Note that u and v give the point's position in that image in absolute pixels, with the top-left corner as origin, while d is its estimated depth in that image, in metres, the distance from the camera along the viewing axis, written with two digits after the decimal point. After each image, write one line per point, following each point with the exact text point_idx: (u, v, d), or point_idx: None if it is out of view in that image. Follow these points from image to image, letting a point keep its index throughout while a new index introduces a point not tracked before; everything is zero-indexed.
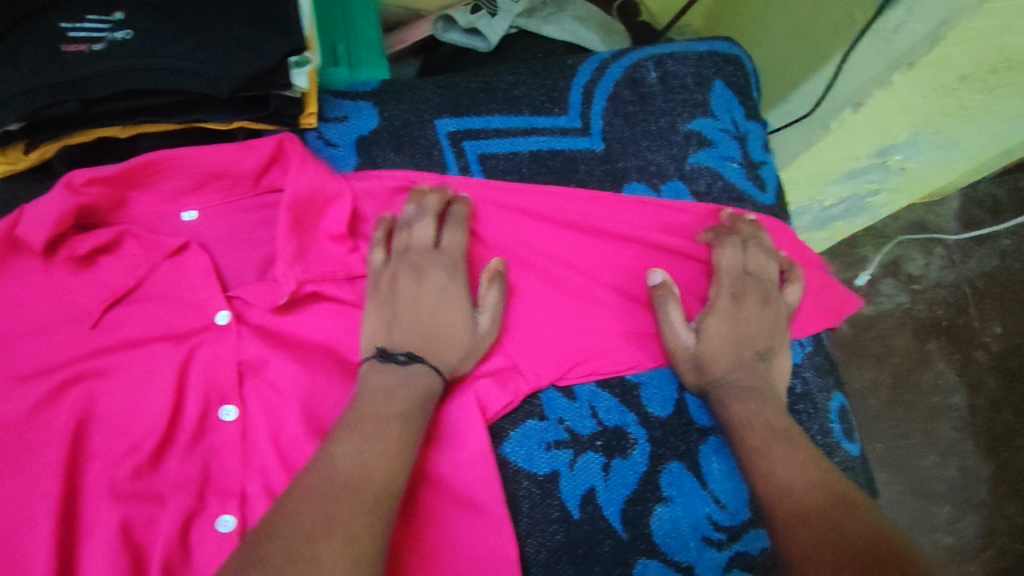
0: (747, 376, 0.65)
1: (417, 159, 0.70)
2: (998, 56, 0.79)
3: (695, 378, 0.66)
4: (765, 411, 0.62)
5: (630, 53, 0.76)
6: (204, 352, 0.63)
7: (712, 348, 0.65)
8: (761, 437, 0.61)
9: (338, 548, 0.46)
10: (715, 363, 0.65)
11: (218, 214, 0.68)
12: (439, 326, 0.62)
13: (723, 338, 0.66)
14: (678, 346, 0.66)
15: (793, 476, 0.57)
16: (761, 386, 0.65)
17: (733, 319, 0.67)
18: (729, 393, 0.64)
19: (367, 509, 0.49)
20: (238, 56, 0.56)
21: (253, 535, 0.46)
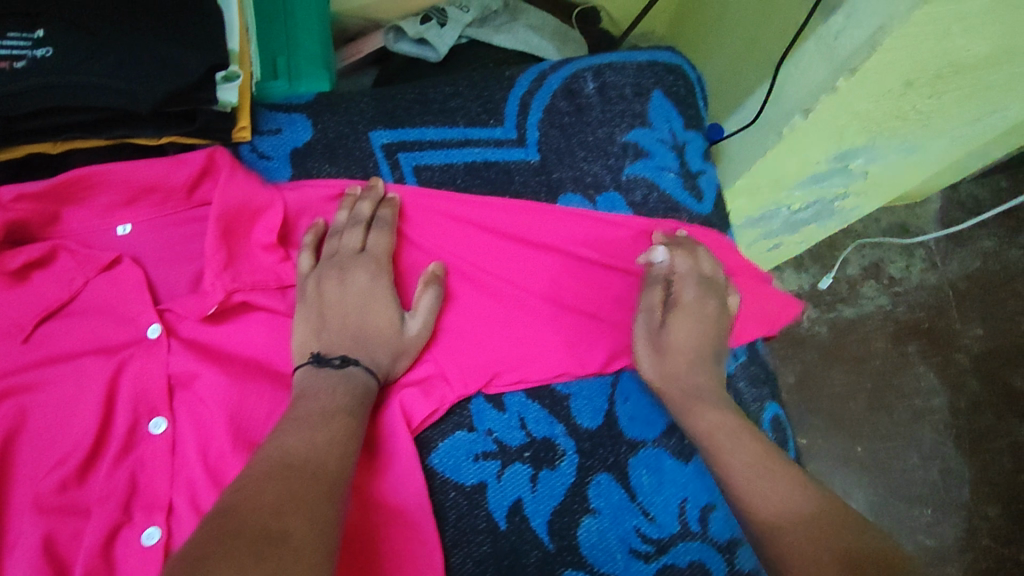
0: (707, 380, 0.66)
1: (352, 171, 0.71)
2: (939, 61, 0.78)
3: (659, 381, 0.66)
4: (731, 424, 0.63)
5: (568, 64, 0.76)
6: (133, 366, 0.63)
7: (676, 351, 0.66)
8: (738, 450, 0.61)
9: (304, 527, 0.48)
10: (676, 365, 0.66)
11: (153, 227, 0.68)
12: (365, 331, 0.63)
13: (686, 342, 0.66)
14: (644, 350, 0.67)
15: (777, 504, 0.56)
16: (720, 391, 0.65)
17: (695, 320, 0.67)
18: (692, 398, 0.64)
19: (323, 495, 0.51)
20: (154, 66, 0.56)
21: (216, 513, 0.47)
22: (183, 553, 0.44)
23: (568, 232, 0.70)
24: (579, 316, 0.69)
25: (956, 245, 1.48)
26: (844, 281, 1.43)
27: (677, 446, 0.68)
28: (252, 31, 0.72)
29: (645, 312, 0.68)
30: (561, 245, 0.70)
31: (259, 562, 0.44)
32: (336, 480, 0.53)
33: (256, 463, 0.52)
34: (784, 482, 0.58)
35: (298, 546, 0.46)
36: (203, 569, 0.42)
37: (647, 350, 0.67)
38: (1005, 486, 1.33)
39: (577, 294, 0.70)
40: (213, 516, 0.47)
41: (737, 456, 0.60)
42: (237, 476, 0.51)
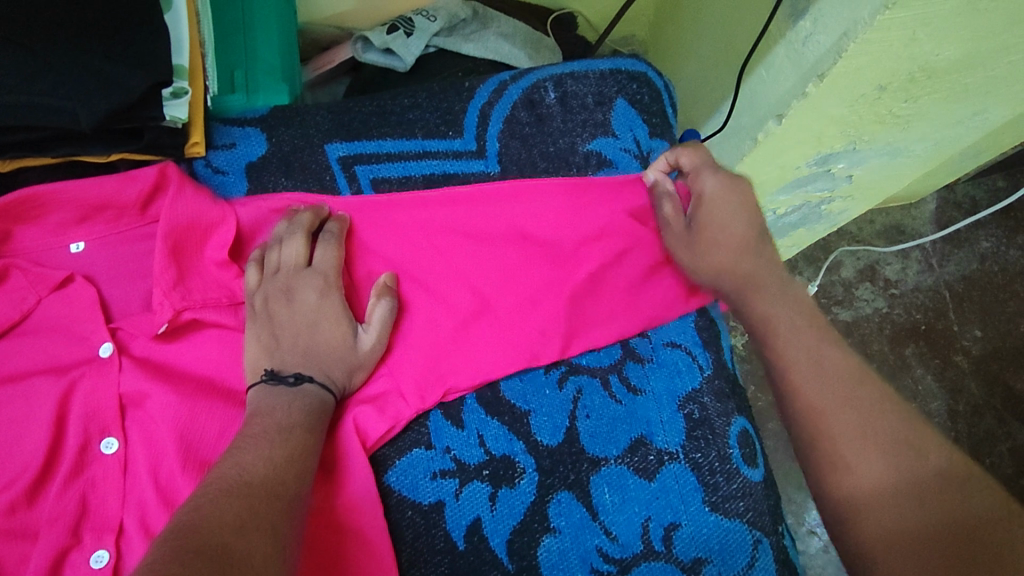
0: (756, 269, 0.67)
1: (308, 183, 0.71)
2: (911, 65, 0.76)
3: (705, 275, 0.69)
4: (790, 311, 0.65)
5: (529, 73, 0.76)
6: (84, 385, 0.62)
7: (713, 245, 0.67)
8: (795, 347, 0.63)
9: (267, 549, 0.46)
10: (720, 253, 0.67)
11: (105, 245, 0.67)
12: (316, 346, 0.61)
13: (723, 229, 0.67)
14: (682, 248, 0.69)
15: (856, 453, 0.56)
16: (777, 279, 0.67)
17: (724, 212, 0.67)
18: (744, 287, 0.67)
19: (284, 515, 0.50)
20: (96, 84, 0.55)
21: (169, 536, 0.44)
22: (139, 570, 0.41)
23: (524, 227, 0.70)
24: (536, 316, 0.68)
25: (953, 247, 1.45)
26: (839, 284, 1.40)
27: (640, 463, 0.66)
28: (209, 44, 0.71)
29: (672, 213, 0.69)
30: (514, 243, 0.70)
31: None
32: (292, 497, 0.52)
33: (212, 483, 0.50)
34: (861, 428, 0.57)
35: (259, 565, 0.45)
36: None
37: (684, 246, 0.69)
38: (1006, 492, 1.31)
39: (534, 294, 0.68)
40: (168, 536, 0.45)
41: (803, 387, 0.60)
42: (191, 495, 0.49)
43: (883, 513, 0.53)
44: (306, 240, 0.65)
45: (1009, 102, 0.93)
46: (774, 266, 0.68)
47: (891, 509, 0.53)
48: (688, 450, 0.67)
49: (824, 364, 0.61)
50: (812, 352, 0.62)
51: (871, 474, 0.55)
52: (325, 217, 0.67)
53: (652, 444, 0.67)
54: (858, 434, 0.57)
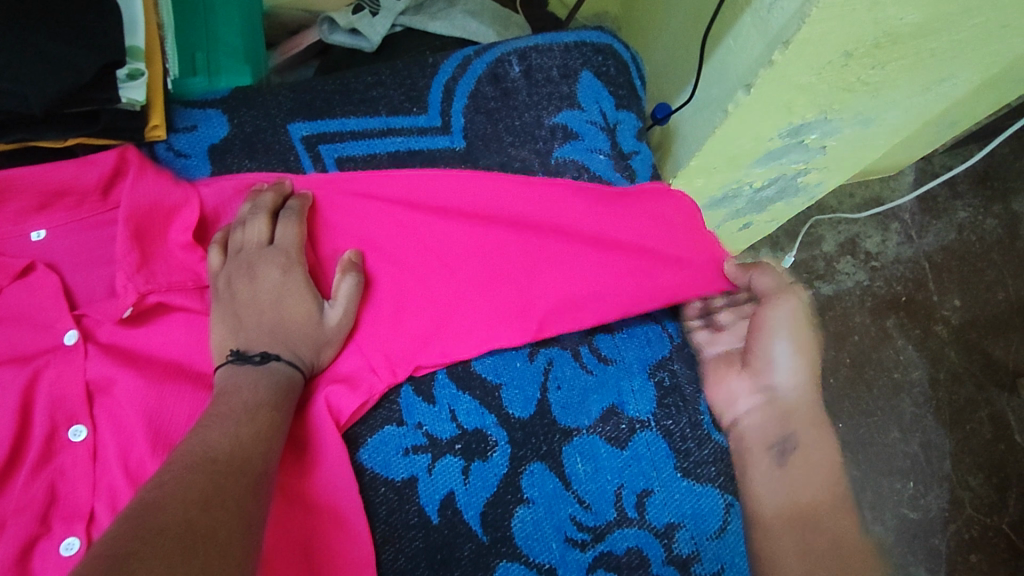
0: (805, 403, 0.71)
1: (272, 164, 0.71)
2: (875, 29, 0.76)
3: (778, 378, 0.71)
4: (781, 422, 0.69)
5: (493, 47, 0.75)
6: (49, 373, 0.62)
7: (797, 365, 0.71)
8: (771, 409, 0.70)
9: (232, 524, 0.47)
10: (798, 368, 0.71)
11: (68, 232, 0.66)
12: (281, 323, 0.61)
13: (807, 361, 0.71)
14: (772, 326, 0.71)
15: (786, 491, 0.67)
16: (790, 416, 0.70)
17: (810, 351, 0.71)
18: (790, 414, 0.70)
19: (250, 489, 0.50)
20: (43, 65, 0.54)
21: (131, 513, 0.45)
22: (97, 549, 0.41)
23: (491, 197, 0.70)
24: (512, 285, 0.68)
25: (931, 217, 1.45)
26: (820, 258, 1.41)
27: (613, 432, 0.66)
28: (167, 26, 0.70)
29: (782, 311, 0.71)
30: (483, 215, 0.70)
31: (185, 559, 0.42)
32: (259, 474, 0.52)
33: (175, 460, 0.50)
34: (800, 478, 0.67)
35: (224, 541, 0.45)
36: (133, 565, 0.40)
37: (776, 335, 0.71)
38: (987, 457, 1.33)
39: (509, 264, 0.69)
40: (130, 512, 0.45)
41: (789, 454, 0.68)
42: (156, 473, 0.49)
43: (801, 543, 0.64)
44: (268, 219, 0.64)
45: (978, 66, 0.93)
46: (794, 405, 0.70)
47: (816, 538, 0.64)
48: (659, 417, 0.68)
49: (786, 414, 0.70)
50: (800, 423, 0.70)
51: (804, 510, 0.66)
52: (286, 194, 0.67)
53: (624, 413, 0.67)
54: (792, 481, 0.67)
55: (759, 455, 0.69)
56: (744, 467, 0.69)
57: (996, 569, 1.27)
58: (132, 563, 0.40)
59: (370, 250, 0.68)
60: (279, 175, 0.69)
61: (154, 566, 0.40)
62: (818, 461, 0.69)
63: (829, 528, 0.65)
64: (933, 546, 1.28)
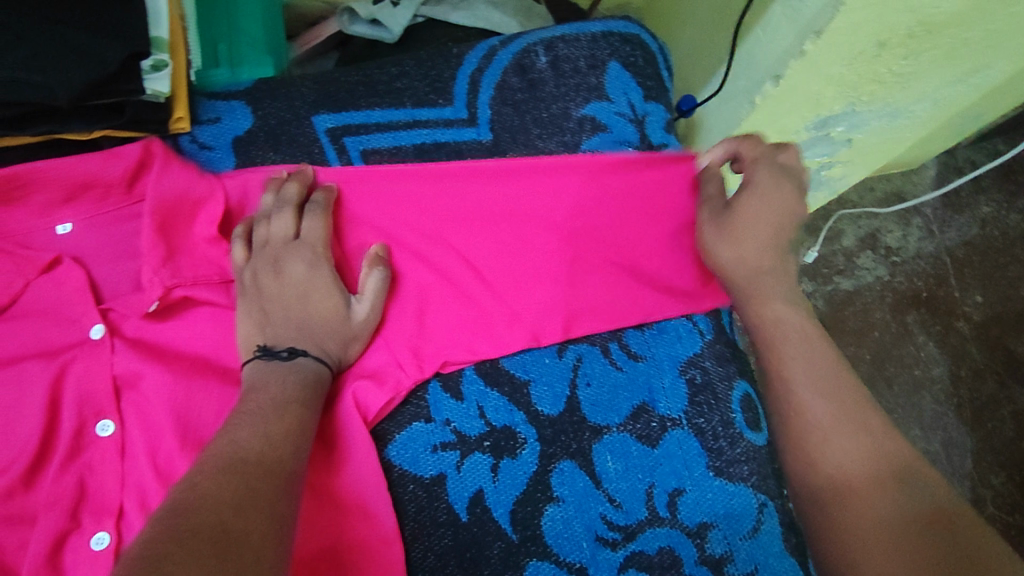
0: (770, 267, 0.64)
1: (297, 157, 0.70)
2: (911, 19, 0.73)
3: (718, 264, 0.66)
4: (782, 311, 0.63)
5: (519, 38, 0.74)
6: (76, 368, 0.61)
7: (739, 238, 0.64)
8: (762, 302, 0.64)
9: (265, 526, 0.46)
10: (747, 235, 0.64)
11: (93, 225, 0.65)
12: (309, 319, 0.61)
13: (754, 222, 0.64)
14: (715, 237, 0.66)
15: (831, 445, 0.56)
16: (782, 284, 0.64)
17: (767, 199, 0.64)
18: (762, 276, 0.64)
19: (281, 491, 0.49)
20: (68, 58, 0.53)
21: (165, 514, 0.44)
22: (133, 551, 0.41)
23: (526, 191, 0.69)
24: (537, 285, 0.67)
25: (953, 212, 1.42)
26: (841, 253, 1.38)
27: (643, 430, 0.65)
28: (190, 17, 0.69)
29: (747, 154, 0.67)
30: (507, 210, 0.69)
31: (221, 562, 0.41)
32: (290, 473, 0.51)
33: (207, 460, 0.49)
34: (840, 422, 0.57)
35: (257, 543, 0.44)
36: (168, 568, 0.39)
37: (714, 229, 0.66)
38: (1009, 455, 1.30)
39: (542, 259, 0.68)
40: (163, 514, 0.44)
41: (797, 390, 0.59)
42: (187, 472, 0.48)
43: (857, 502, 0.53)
44: (294, 213, 0.64)
45: (1012, 56, 0.90)
46: (779, 271, 0.64)
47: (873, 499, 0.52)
48: (691, 416, 0.66)
49: (792, 314, 0.63)
50: (807, 352, 0.61)
51: (845, 470, 0.55)
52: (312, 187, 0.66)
53: (654, 411, 0.66)
54: (824, 426, 0.57)
55: (774, 367, 0.61)
56: (779, 431, 0.60)
57: None
58: (166, 567, 0.39)
59: (399, 245, 0.67)
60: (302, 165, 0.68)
61: (188, 569, 0.40)
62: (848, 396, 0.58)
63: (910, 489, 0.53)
64: None
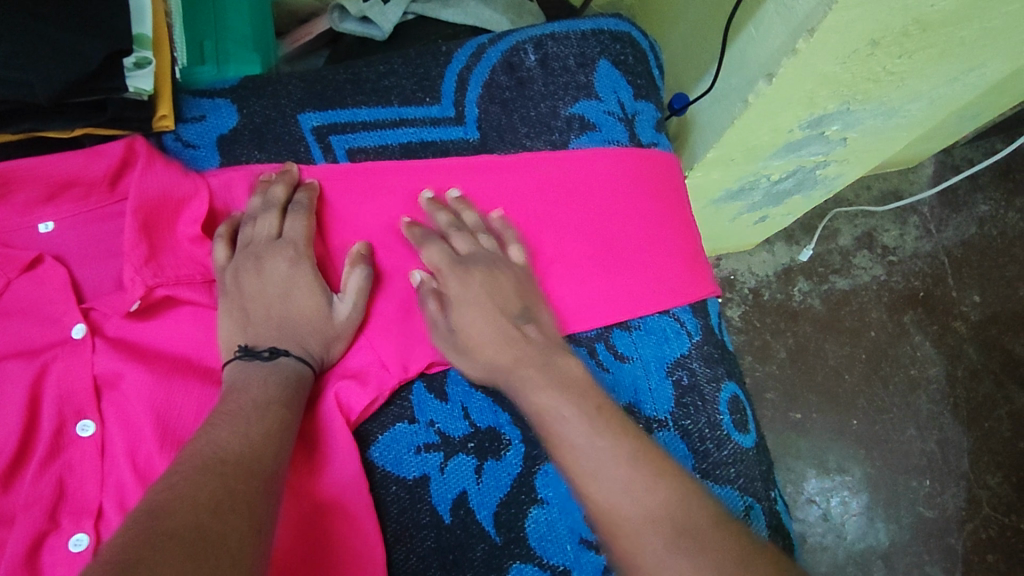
0: (523, 355, 0.59)
1: (282, 156, 0.69)
2: (905, 17, 0.72)
3: (482, 370, 0.61)
4: (558, 397, 0.57)
5: (508, 35, 0.73)
6: (57, 368, 0.61)
7: (483, 337, 0.60)
8: (546, 390, 0.57)
9: (242, 530, 0.45)
10: (482, 336, 0.60)
11: (75, 224, 0.65)
12: (291, 319, 0.60)
13: (483, 323, 0.61)
14: (455, 324, 0.61)
15: (614, 496, 0.52)
16: (546, 369, 0.58)
17: (488, 279, 0.62)
18: (520, 367, 0.59)
19: (259, 491, 0.49)
20: (49, 54, 0.53)
21: (139, 517, 0.44)
22: (106, 555, 0.40)
23: (534, 183, 0.69)
24: None
25: (951, 211, 1.41)
26: (836, 252, 1.38)
27: None
28: (175, 15, 0.69)
29: (439, 254, 0.63)
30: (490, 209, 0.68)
31: (196, 567, 0.41)
32: (270, 475, 0.50)
33: (185, 461, 0.49)
34: (618, 467, 0.52)
35: (234, 547, 0.44)
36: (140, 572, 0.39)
37: (444, 324, 0.62)
38: (1006, 455, 1.30)
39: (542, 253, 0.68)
40: (139, 516, 0.44)
41: (574, 450, 0.54)
42: (165, 473, 0.48)
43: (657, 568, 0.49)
44: (278, 213, 0.63)
45: (1009, 54, 0.89)
46: (536, 352, 0.60)
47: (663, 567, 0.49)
48: (677, 418, 0.66)
49: (555, 383, 0.57)
50: (586, 416, 0.55)
51: (629, 525, 0.51)
52: (296, 186, 0.66)
53: (641, 413, 0.66)
54: (600, 471, 0.53)
55: (555, 436, 0.55)
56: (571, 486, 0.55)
57: (1014, 569, 1.24)
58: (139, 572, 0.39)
59: (397, 236, 0.66)
60: (287, 163, 0.67)
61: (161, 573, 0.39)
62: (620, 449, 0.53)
63: (700, 539, 0.49)
64: (949, 546, 1.25)
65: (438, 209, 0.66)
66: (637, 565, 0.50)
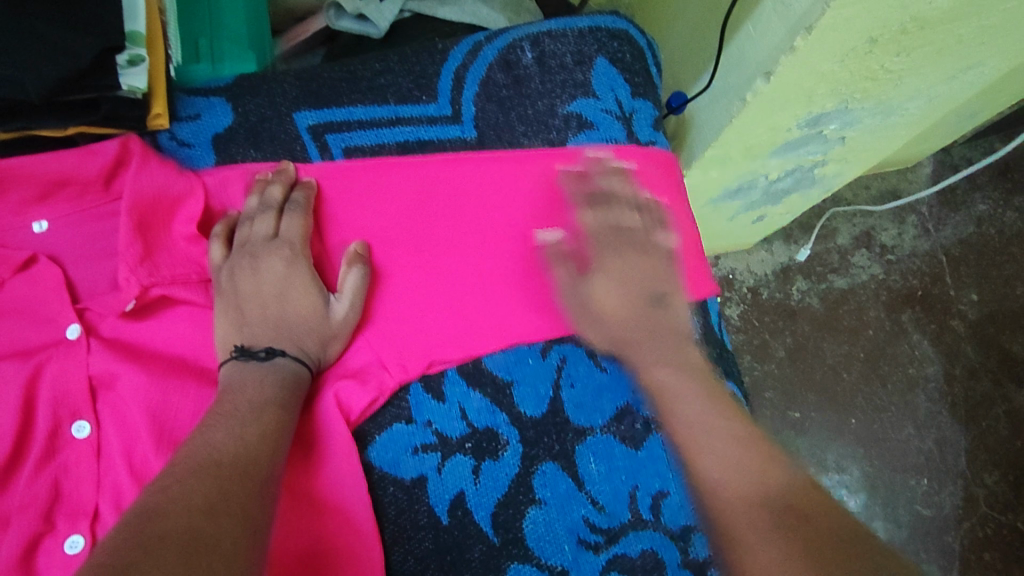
0: (652, 326, 0.64)
1: (278, 155, 0.69)
2: (903, 15, 0.72)
3: (608, 330, 0.65)
4: (683, 372, 0.61)
5: (505, 33, 0.72)
6: (52, 369, 0.60)
7: (610, 300, 0.64)
8: (658, 367, 0.62)
9: (237, 532, 0.45)
10: (609, 299, 0.64)
11: (70, 224, 0.64)
12: (287, 319, 0.60)
13: (614, 288, 0.64)
14: (576, 289, 0.66)
15: (720, 471, 0.55)
16: (672, 342, 0.63)
17: (632, 257, 0.65)
18: (651, 335, 0.64)
19: (255, 493, 0.48)
20: (41, 53, 0.52)
21: (133, 519, 0.43)
22: (97, 559, 0.40)
23: (535, 181, 0.69)
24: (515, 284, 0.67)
25: (949, 210, 1.41)
26: (834, 251, 1.37)
27: (627, 432, 0.65)
28: (169, 13, 0.68)
29: (591, 219, 0.67)
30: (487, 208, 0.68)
31: (190, 570, 0.41)
32: (265, 477, 0.50)
33: (180, 462, 0.48)
34: (727, 444, 0.56)
35: (229, 550, 0.44)
36: None
37: (576, 286, 0.66)
38: (1003, 454, 1.30)
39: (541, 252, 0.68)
40: (132, 519, 0.43)
41: (686, 424, 0.58)
42: (159, 475, 0.47)
43: (757, 542, 0.51)
44: (275, 212, 0.63)
45: (1007, 52, 0.89)
46: (666, 327, 0.64)
47: (765, 543, 0.50)
48: None
49: (684, 361, 0.62)
50: (701, 396, 0.59)
51: (731, 503, 0.53)
52: (293, 186, 0.66)
53: (639, 413, 0.66)
54: (711, 449, 0.56)
55: (673, 407, 0.60)
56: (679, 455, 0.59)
57: (1011, 567, 1.25)
58: None
59: (396, 236, 0.66)
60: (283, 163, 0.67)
61: None
62: (736, 432, 0.57)
63: (805, 522, 0.51)
64: (947, 545, 1.25)
65: (598, 172, 0.69)
66: (738, 543, 0.52)
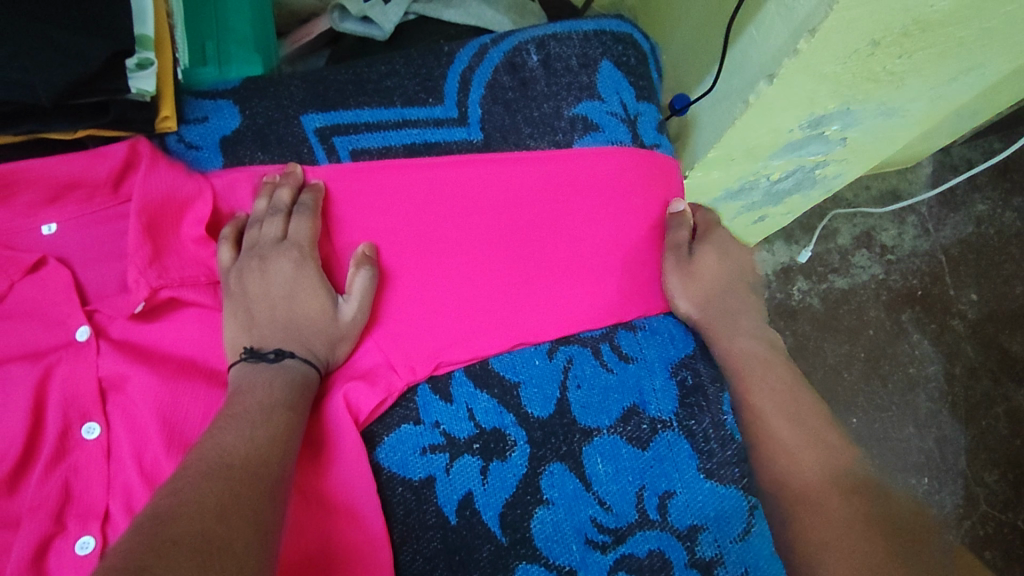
0: (723, 310, 0.70)
1: (285, 158, 0.69)
2: (906, 18, 0.72)
3: (699, 306, 0.70)
4: (757, 349, 0.70)
5: (510, 35, 0.73)
6: (61, 371, 0.60)
7: (704, 278, 0.71)
8: (738, 341, 0.70)
9: (248, 534, 0.45)
10: (707, 279, 0.71)
11: (79, 226, 0.65)
12: (296, 320, 0.60)
13: (711, 271, 0.71)
14: (673, 268, 0.71)
15: (800, 455, 0.64)
16: (754, 326, 0.72)
17: (728, 250, 0.74)
18: (731, 316, 0.71)
19: (265, 495, 0.49)
20: (50, 58, 0.53)
21: (146, 521, 0.43)
22: (111, 562, 0.40)
23: (542, 183, 0.70)
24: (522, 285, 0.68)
25: (949, 210, 1.42)
26: (835, 251, 1.38)
27: (633, 432, 0.65)
28: (177, 15, 0.68)
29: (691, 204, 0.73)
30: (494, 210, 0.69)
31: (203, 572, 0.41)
32: (276, 479, 0.50)
33: (192, 464, 0.49)
34: (806, 436, 0.64)
35: (240, 552, 0.44)
36: None
37: (674, 268, 0.70)
38: (1003, 453, 1.30)
39: (545, 254, 0.69)
40: (145, 522, 0.44)
41: (764, 410, 0.66)
42: (171, 478, 0.48)
43: (836, 518, 0.59)
44: (284, 214, 0.63)
45: (1007, 54, 0.89)
46: (746, 313, 0.73)
47: (845, 525, 0.59)
48: (682, 417, 0.66)
49: (756, 348, 0.70)
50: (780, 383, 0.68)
51: (814, 486, 0.62)
52: (300, 188, 0.66)
53: (645, 413, 0.66)
54: (792, 441, 0.64)
55: (756, 381, 0.68)
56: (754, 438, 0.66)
57: (1011, 565, 1.25)
58: None
59: (403, 238, 0.67)
60: (290, 165, 0.67)
61: None
62: (819, 430, 0.65)
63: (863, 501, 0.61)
64: None
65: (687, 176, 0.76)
66: (807, 515, 0.61)
